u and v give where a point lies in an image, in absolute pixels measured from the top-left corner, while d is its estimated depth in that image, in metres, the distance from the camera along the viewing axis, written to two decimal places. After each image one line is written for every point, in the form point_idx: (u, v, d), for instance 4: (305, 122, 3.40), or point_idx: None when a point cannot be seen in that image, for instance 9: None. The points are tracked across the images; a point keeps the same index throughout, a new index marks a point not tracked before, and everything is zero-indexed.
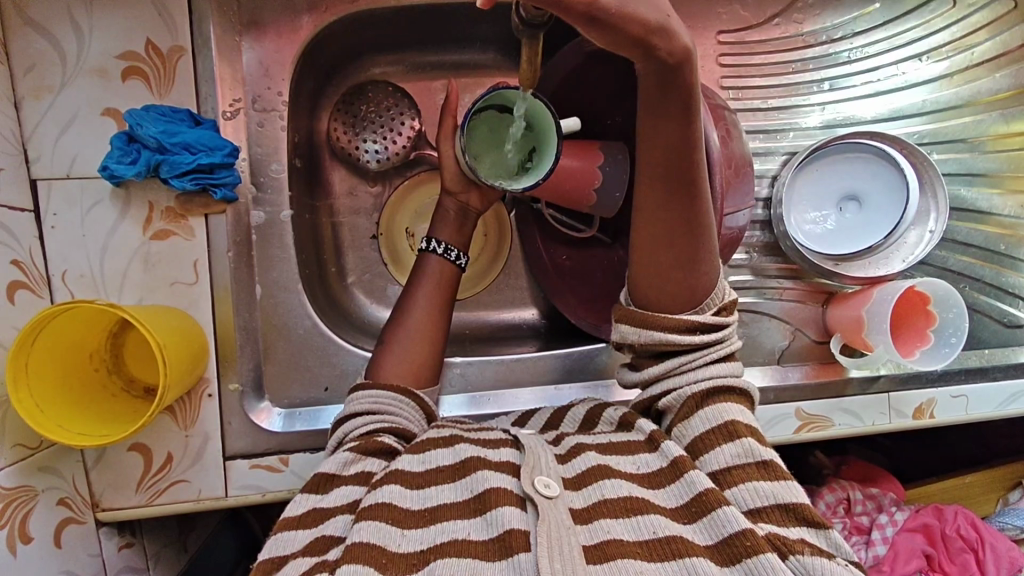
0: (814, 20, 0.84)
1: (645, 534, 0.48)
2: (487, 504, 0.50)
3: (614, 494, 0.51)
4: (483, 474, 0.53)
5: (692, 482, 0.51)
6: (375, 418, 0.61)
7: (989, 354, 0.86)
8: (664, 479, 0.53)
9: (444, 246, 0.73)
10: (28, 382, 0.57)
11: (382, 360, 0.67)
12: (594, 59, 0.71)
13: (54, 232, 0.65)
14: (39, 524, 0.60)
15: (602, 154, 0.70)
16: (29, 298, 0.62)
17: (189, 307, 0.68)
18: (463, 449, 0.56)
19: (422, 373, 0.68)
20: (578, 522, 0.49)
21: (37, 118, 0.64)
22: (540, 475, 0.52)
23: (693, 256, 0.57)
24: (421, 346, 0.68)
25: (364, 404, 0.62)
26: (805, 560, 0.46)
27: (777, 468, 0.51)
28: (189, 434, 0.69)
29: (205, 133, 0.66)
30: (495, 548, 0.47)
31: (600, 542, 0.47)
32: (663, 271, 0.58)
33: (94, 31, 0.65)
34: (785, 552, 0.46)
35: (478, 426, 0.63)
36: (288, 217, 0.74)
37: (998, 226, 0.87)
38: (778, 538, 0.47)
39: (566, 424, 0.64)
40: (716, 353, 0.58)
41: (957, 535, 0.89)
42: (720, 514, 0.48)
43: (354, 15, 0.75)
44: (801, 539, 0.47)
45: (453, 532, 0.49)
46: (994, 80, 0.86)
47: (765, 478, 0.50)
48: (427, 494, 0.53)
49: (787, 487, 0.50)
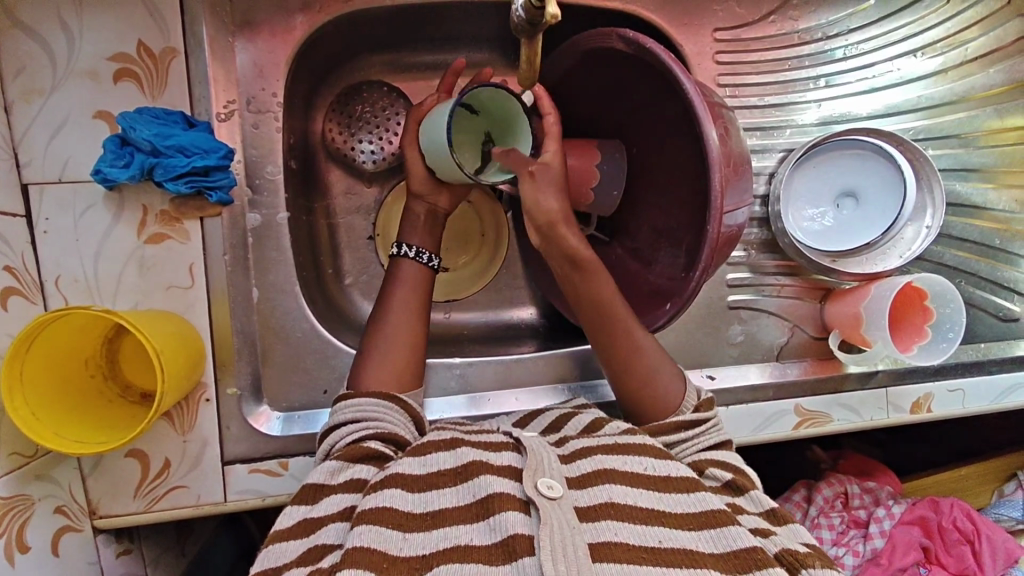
0: (809, 17, 0.84)
1: (651, 541, 0.48)
2: (491, 509, 0.50)
3: (622, 499, 0.51)
4: (486, 479, 0.52)
5: (703, 499, 0.52)
6: (359, 427, 0.60)
7: (985, 348, 0.86)
8: (671, 486, 0.53)
9: (415, 250, 0.71)
10: (24, 392, 0.56)
11: (364, 370, 0.66)
12: (588, 58, 0.72)
13: (47, 237, 0.64)
14: (35, 533, 0.59)
15: (599, 152, 0.75)
16: (21, 304, 0.61)
17: (185, 311, 0.67)
18: (465, 454, 0.56)
19: (401, 380, 0.67)
20: (584, 521, 0.49)
21: (28, 121, 0.63)
22: (542, 477, 0.51)
23: (646, 375, 0.67)
24: (399, 352, 0.67)
25: (347, 414, 0.61)
26: (815, 571, 0.47)
27: (784, 515, 0.55)
28: (186, 439, 0.68)
29: (199, 136, 0.65)
30: (500, 552, 0.47)
31: (605, 540, 0.47)
32: (631, 376, 0.67)
33: (84, 32, 0.64)
34: (797, 566, 0.48)
35: (477, 427, 0.64)
36: (285, 219, 0.73)
37: (993, 220, 0.87)
38: (790, 555, 0.49)
39: (569, 428, 0.64)
40: (705, 441, 0.63)
41: (953, 526, 0.90)
42: (731, 529, 0.49)
43: (350, 15, 0.74)
44: (813, 554, 0.49)
45: (457, 538, 0.48)
46: (988, 76, 0.86)
47: (771, 523, 0.54)
48: (428, 498, 0.52)
49: (790, 530, 0.53)
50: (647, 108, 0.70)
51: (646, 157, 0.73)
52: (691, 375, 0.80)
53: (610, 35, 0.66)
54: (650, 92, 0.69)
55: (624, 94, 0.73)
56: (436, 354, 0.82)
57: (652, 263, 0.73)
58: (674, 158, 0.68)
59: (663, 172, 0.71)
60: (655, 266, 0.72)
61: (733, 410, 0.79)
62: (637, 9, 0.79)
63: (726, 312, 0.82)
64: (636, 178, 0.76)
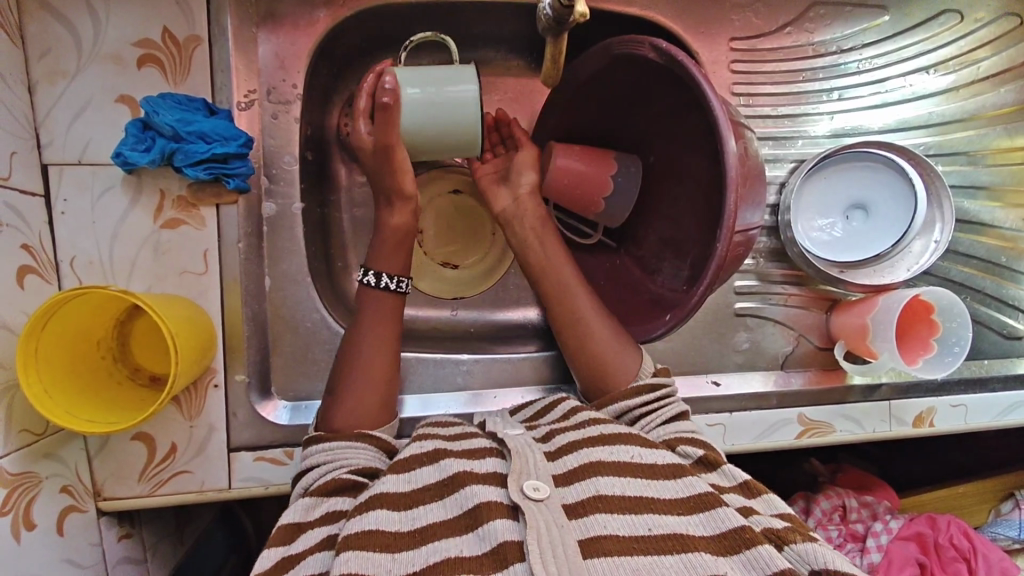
0: (825, 30, 0.84)
1: (640, 530, 0.49)
2: (480, 519, 0.50)
3: (609, 491, 0.51)
4: (471, 489, 0.52)
5: (689, 484, 0.53)
6: (331, 467, 0.59)
7: (988, 364, 0.87)
8: (658, 473, 0.54)
9: (397, 279, 0.69)
10: (37, 369, 0.56)
11: (337, 408, 0.65)
12: (618, 61, 0.69)
13: (64, 217, 0.65)
14: (41, 512, 0.59)
15: (617, 164, 0.77)
16: (37, 283, 0.62)
17: (197, 297, 0.68)
18: (448, 465, 0.56)
19: (385, 408, 0.66)
20: (572, 517, 0.50)
21: (51, 102, 0.64)
22: (529, 479, 0.52)
23: (602, 357, 0.69)
24: (378, 375, 0.66)
25: (319, 457, 0.60)
26: (799, 546, 0.47)
27: (756, 486, 0.55)
28: (194, 424, 0.69)
29: (221, 123, 0.65)
30: (491, 561, 0.47)
31: (595, 535, 0.48)
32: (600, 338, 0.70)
33: (110, 18, 0.65)
34: (780, 544, 0.48)
35: (460, 433, 0.63)
36: (299, 210, 0.74)
37: (999, 238, 0.88)
38: (772, 531, 0.49)
39: (553, 413, 0.66)
40: (670, 412, 0.64)
41: (950, 544, 0.89)
42: (721, 510, 0.50)
43: (373, 11, 0.75)
44: (793, 528, 0.49)
45: (446, 550, 0.48)
46: (999, 95, 0.88)
47: (745, 496, 0.54)
48: (416, 514, 0.52)
49: (766, 501, 0.54)
50: (675, 117, 0.72)
51: (673, 166, 0.75)
52: (695, 381, 0.81)
53: (641, 42, 0.65)
54: (675, 104, 0.70)
55: (649, 104, 0.74)
56: (443, 350, 0.82)
57: (656, 271, 0.77)
58: (701, 171, 0.70)
59: (685, 182, 0.73)
60: (658, 275, 0.76)
61: (736, 418, 0.80)
62: (656, 15, 0.80)
63: (732, 319, 0.83)
64: (654, 185, 0.79)
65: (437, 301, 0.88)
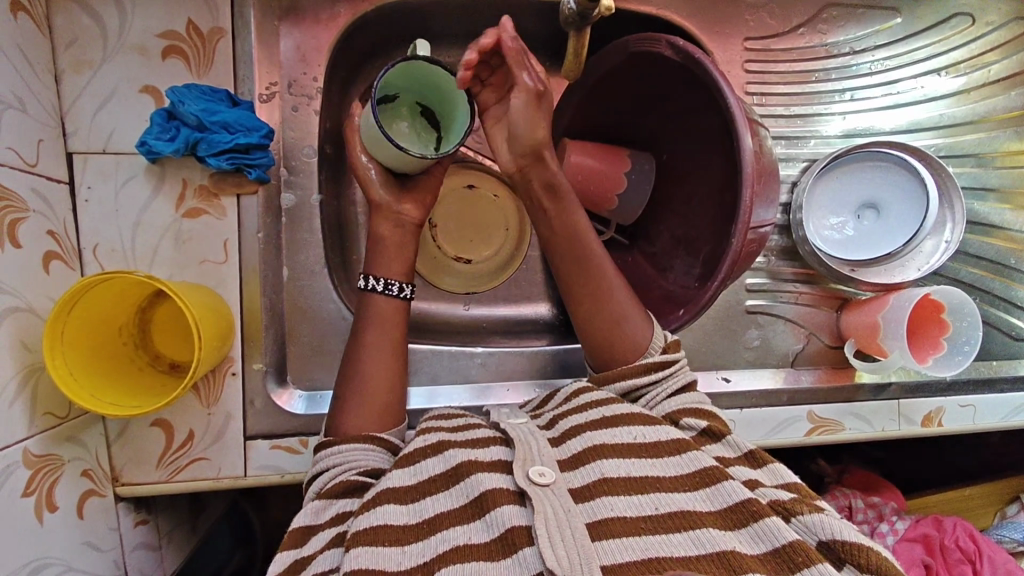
0: (838, 31, 0.85)
1: (648, 509, 0.49)
2: (487, 506, 0.50)
3: (614, 473, 0.52)
4: (477, 478, 0.53)
5: (694, 459, 0.53)
6: (342, 470, 0.59)
7: (997, 365, 0.88)
8: (662, 451, 0.55)
9: (383, 282, 0.69)
10: (64, 352, 0.57)
11: (346, 408, 0.65)
12: (636, 59, 0.70)
13: (88, 205, 0.66)
14: (63, 494, 0.60)
15: (630, 162, 0.79)
16: (62, 269, 0.62)
17: (217, 285, 0.69)
18: (453, 455, 0.56)
19: (392, 396, 0.67)
20: (579, 501, 0.50)
21: (77, 91, 0.65)
22: (534, 465, 0.53)
23: (614, 325, 0.67)
24: (382, 371, 0.66)
25: (328, 461, 0.60)
26: (806, 518, 0.48)
27: (759, 455, 0.56)
28: (211, 412, 0.69)
29: (243, 113, 0.67)
30: (500, 548, 0.47)
31: (602, 518, 0.48)
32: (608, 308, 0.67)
33: (136, 9, 0.66)
34: (787, 515, 0.49)
35: (463, 424, 0.64)
36: (317, 201, 0.75)
37: (1008, 240, 0.89)
38: (779, 504, 0.50)
39: (550, 404, 0.66)
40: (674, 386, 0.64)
41: (956, 545, 0.89)
42: (727, 484, 0.50)
43: (392, 7, 0.76)
44: (799, 499, 0.50)
45: (454, 540, 0.49)
46: (1008, 99, 0.89)
47: (750, 466, 0.55)
48: (423, 507, 0.53)
49: (771, 469, 0.54)
50: (688, 117, 0.73)
51: (686, 163, 0.76)
52: (706, 377, 0.81)
53: (658, 41, 0.66)
54: (688, 104, 0.71)
55: (663, 103, 0.75)
56: (457, 343, 0.83)
57: (667, 269, 0.78)
58: (712, 168, 0.71)
59: (698, 179, 0.74)
60: (670, 272, 0.77)
61: (746, 414, 0.80)
62: (671, 15, 0.80)
63: (743, 316, 0.83)
64: (666, 184, 0.79)
65: (450, 296, 0.88)
